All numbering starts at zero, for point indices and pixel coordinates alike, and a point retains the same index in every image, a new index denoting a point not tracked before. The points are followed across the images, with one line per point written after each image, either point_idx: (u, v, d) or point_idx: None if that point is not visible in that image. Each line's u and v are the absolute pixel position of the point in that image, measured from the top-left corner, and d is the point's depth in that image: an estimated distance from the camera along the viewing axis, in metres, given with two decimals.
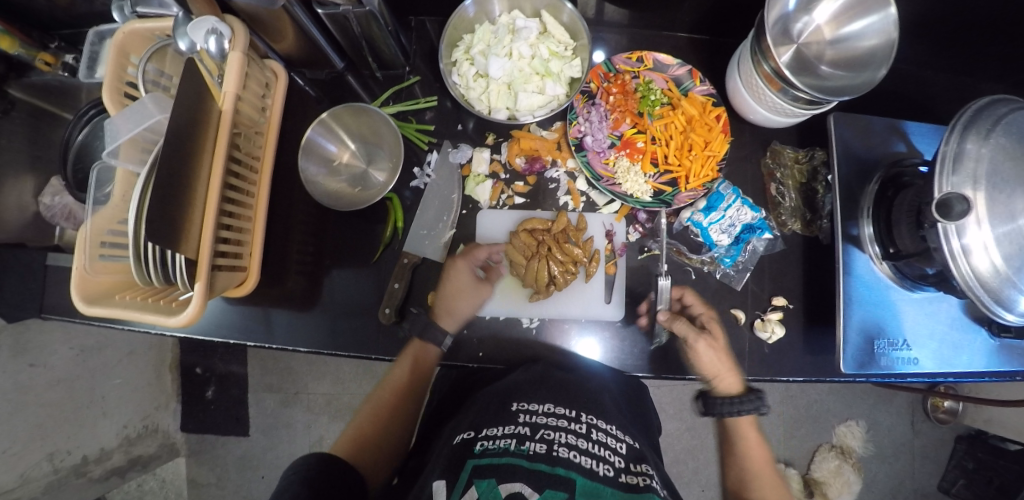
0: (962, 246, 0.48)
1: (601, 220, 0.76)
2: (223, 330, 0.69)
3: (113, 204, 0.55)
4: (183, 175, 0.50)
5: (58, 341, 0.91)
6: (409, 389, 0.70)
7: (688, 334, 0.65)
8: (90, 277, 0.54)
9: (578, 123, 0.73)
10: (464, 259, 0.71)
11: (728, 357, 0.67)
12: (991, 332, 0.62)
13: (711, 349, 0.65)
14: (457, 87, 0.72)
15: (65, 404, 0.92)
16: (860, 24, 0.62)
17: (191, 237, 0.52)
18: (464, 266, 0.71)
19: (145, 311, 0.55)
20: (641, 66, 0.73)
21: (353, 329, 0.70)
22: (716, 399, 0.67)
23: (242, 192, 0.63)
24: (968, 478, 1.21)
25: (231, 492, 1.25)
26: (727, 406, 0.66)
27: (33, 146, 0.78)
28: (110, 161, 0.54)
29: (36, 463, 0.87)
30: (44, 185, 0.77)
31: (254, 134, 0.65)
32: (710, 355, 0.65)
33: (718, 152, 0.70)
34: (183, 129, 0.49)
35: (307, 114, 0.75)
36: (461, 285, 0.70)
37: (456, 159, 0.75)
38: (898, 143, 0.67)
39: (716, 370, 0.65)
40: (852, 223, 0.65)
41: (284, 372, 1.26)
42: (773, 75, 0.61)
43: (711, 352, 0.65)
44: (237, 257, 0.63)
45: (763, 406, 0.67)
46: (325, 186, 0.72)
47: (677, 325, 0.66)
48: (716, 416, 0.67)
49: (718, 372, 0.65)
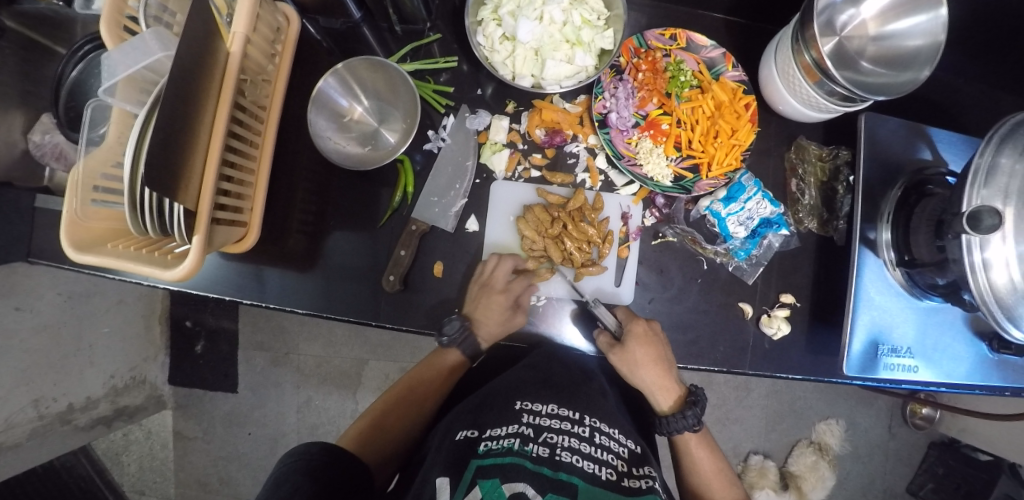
0: (982, 260, 0.48)
1: (618, 201, 0.74)
2: (217, 286, 0.67)
3: (107, 146, 0.52)
4: (187, 118, 0.46)
5: (45, 286, 0.87)
6: (438, 384, 0.70)
7: (604, 350, 0.67)
8: (81, 222, 0.51)
9: (603, 97, 0.70)
10: (503, 293, 0.67)
11: (664, 370, 0.66)
12: (990, 347, 0.63)
13: (633, 366, 0.64)
14: (481, 48, 0.68)
15: (52, 350, 0.88)
16: (907, 23, 0.59)
17: (191, 187, 0.48)
18: (502, 299, 0.67)
19: (138, 260, 0.52)
20: (673, 44, 0.70)
21: (352, 294, 0.68)
22: (663, 416, 0.67)
23: (246, 143, 0.59)
24: (936, 483, 1.28)
25: (217, 446, 1.25)
26: (667, 424, 0.66)
27: (26, 80, 0.70)
28: (105, 99, 0.49)
29: (21, 408, 0.85)
30: (35, 123, 0.70)
31: (260, 81, 0.61)
32: (634, 370, 0.65)
33: (744, 142, 0.68)
34: (189, 68, 0.45)
35: (319, 65, 0.71)
36: (495, 313, 0.67)
37: (473, 125, 0.72)
38: (924, 150, 0.65)
39: (646, 382, 0.66)
40: (870, 227, 0.64)
41: (276, 331, 1.24)
42: (813, 65, 0.58)
43: (629, 369, 0.65)
44: (237, 211, 0.60)
45: (697, 423, 0.65)
46: (335, 142, 0.69)
47: (600, 340, 0.68)
48: (671, 432, 0.66)
49: (652, 382, 0.66)
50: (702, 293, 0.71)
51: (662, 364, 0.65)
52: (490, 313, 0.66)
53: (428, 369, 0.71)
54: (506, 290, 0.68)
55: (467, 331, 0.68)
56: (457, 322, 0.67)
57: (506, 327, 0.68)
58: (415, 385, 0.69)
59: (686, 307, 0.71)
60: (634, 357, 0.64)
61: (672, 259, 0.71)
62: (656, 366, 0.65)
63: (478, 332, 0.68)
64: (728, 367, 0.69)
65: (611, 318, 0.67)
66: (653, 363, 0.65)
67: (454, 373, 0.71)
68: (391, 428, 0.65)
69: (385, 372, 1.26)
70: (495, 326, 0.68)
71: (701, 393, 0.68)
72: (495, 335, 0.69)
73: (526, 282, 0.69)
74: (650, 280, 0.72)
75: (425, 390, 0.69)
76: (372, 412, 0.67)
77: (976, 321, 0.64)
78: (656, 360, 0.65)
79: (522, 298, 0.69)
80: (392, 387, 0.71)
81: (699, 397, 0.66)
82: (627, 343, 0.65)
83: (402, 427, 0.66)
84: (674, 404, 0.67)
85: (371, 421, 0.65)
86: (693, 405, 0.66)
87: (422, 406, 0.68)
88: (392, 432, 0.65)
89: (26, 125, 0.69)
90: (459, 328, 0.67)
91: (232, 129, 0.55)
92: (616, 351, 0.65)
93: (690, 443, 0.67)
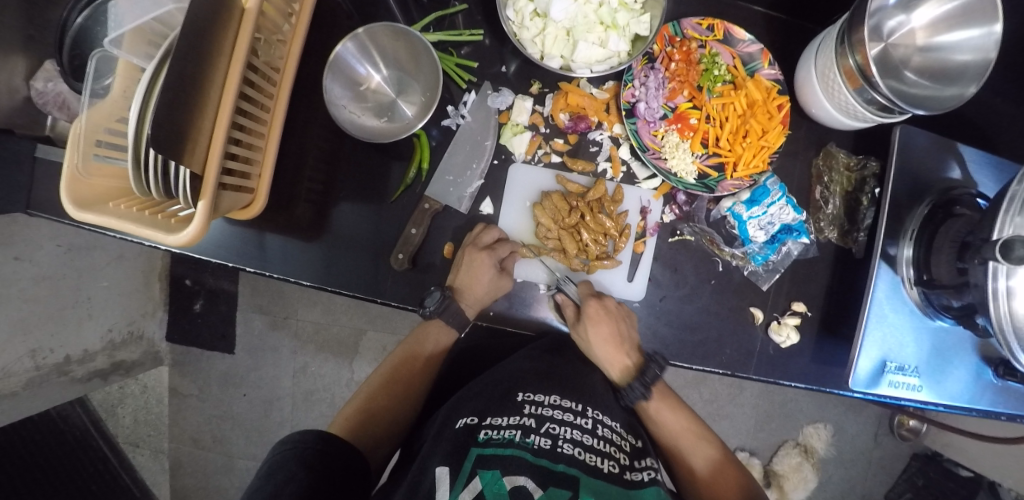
0: (1007, 288, 0.47)
1: (638, 195, 0.72)
2: (222, 252, 0.65)
3: (112, 100, 0.49)
4: (197, 77, 0.43)
5: (44, 236, 0.85)
6: (423, 365, 0.70)
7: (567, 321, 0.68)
8: (83, 178, 0.48)
9: (633, 86, 0.66)
10: (488, 253, 0.66)
11: (621, 347, 0.66)
12: (995, 373, 0.63)
13: (589, 343, 0.66)
14: (510, 24, 0.64)
15: (49, 302, 0.87)
16: (958, 35, 0.56)
17: (197, 150, 0.45)
18: (488, 259, 0.66)
19: (139, 222, 0.49)
20: (710, 35, 0.67)
21: (358, 269, 0.67)
22: (619, 386, 0.68)
23: (258, 106, 0.56)
24: (914, 492, 1.31)
25: (212, 405, 1.26)
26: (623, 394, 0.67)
27: (29, 25, 0.64)
28: (112, 51, 0.47)
29: (17, 357, 0.84)
30: (38, 69, 0.67)
31: (275, 42, 0.57)
32: (595, 343, 0.66)
33: (773, 144, 0.66)
34: (201, 22, 0.42)
35: (337, 28, 0.68)
36: (480, 276, 0.65)
37: (495, 104, 0.69)
38: (954, 168, 0.63)
39: (603, 357, 0.68)
40: (892, 243, 0.63)
41: (276, 295, 1.23)
42: (856, 71, 0.55)
43: (586, 344, 0.67)
44: (243, 176, 0.57)
45: (644, 393, 0.66)
46: (349, 111, 0.66)
47: (564, 310, 0.69)
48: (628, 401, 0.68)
49: (606, 358, 0.68)
50: (714, 295, 0.70)
51: (617, 341, 0.66)
52: (478, 274, 0.65)
53: (414, 348, 0.71)
54: (490, 250, 0.67)
55: (448, 302, 0.66)
56: (438, 292, 0.66)
57: (492, 290, 0.67)
58: (404, 365, 0.70)
59: (696, 308, 0.70)
60: (587, 335, 0.66)
61: (687, 258, 0.70)
62: (612, 343, 0.66)
63: (463, 300, 0.67)
64: (733, 370, 0.69)
65: (574, 288, 0.68)
66: (608, 340, 0.66)
67: (441, 351, 0.72)
68: (382, 410, 0.65)
69: (383, 345, 1.26)
70: (479, 290, 0.67)
71: (656, 360, 0.66)
72: (480, 300, 0.68)
73: (511, 245, 0.68)
74: (663, 278, 0.71)
75: (412, 369, 0.70)
76: (364, 393, 0.67)
77: (985, 347, 0.63)
78: (611, 338, 0.66)
79: (506, 262, 0.68)
80: (378, 369, 0.70)
81: (649, 368, 0.66)
82: (581, 323, 0.66)
83: (394, 411, 0.66)
84: (624, 374, 0.68)
85: (358, 405, 0.65)
86: (642, 375, 0.66)
87: (415, 383, 0.69)
88: (381, 417, 0.64)
89: (28, 70, 0.66)
90: (440, 299, 0.66)
91: (243, 90, 0.52)
92: (572, 324, 0.68)
93: (649, 412, 0.68)
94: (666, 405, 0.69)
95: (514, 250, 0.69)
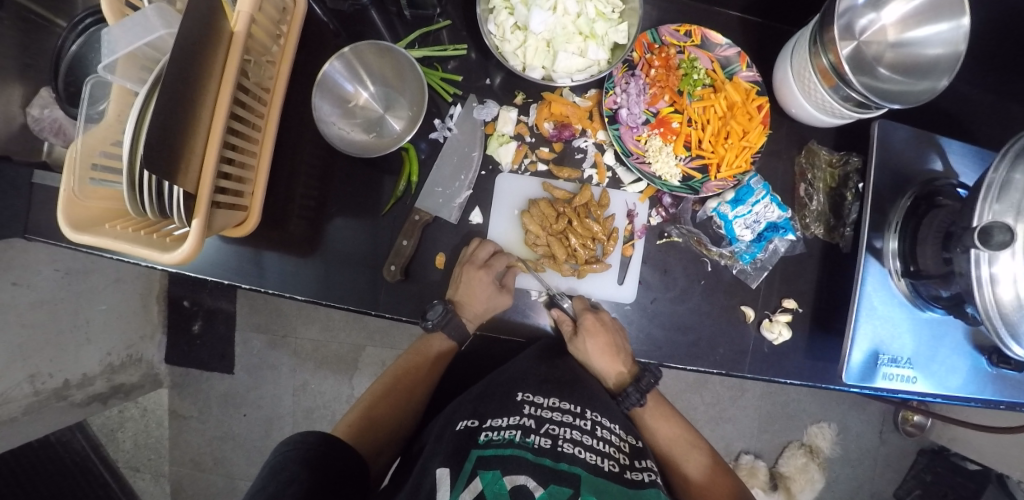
0: (990, 275, 0.47)
1: (624, 198, 0.74)
2: (218, 270, 0.66)
3: (106, 123, 0.51)
4: (188, 99, 0.45)
5: (42, 262, 0.87)
6: (425, 373, 0.70)
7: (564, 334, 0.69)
8: (81, 201, 0.49)
9: (614, 93, 0.68)
10: (486, 269, 0.67)
11: (617, 356, 0.67)
12: (990, 361, 0.63)
13: (587, 355, 0.67)
14: (492, 37, 0.66)
15: (48, 327, 0.88)
16: (927, 31, 0.58)
17: (190, 170, 0.46)
18: (486, 275, 0.67)
19: (137, 242, 0.51)
20: (688, 40, 0.68)
21: (351, 282, 0.68)
22: (616, 392, 0.69)
23: (248, 126, 0.58)
24: (923, 489, 1.30)
25: (212, 426, 1.26)
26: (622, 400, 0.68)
27: (25, 53, 0.67)
28: (105, 76, 0.48)
29: (17, 383, 0.85)
30: (34, 96, 0.68)
31: (265, 62, 0.59)
32: (593, 355, 0.67)
33: (754, 145, 0.67)
34: (191, 46, 0.44)
35: (324, 48, 0.70)
36: (479, 290, 0.66)
37: (480, 116, 0.71)
38: (935, 160, 0.65)
39: (601, 367, 0.68)
40: (877, 236, 0.64)
41: (274, 313, 1.24)
42: (830, 69, 0.57)
43: (583, 357, 0.68)
44: (237, 195, 0.58)
45: (640, 399, 0.67)
46: (339, 127, 0.68)
47: (561, 325, 0.70)
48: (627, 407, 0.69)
49: (604, 367, 0.68)
50: (705, 295, 0.70)
51: (613, 352, 0.67)
52: (477, 290, 0.66)
53: (416, 359, 0.71)
54: (488, 266, 0.68)
55: (451, 316, 0.67)
56: (440, 306, 0.66)
57: (492, 305, 0.68)
58: (405, 375, 0.70)
59: (687, 308, 0.70)
60: (585, 348, 0.66)
61: (676, 259, 0.71)
62: (608, 353, 0.66)
63: (463, 315, 0.69)
64: (727, 369, 0.69)
65: (569, 301, 0.69)
66: (605, 351, 0.66)
67: (442, 359, 0.72)
68: (385, 417, 0.65)
69: (382, 359, 1.26)
70: (478, 305, 0.68)
71: (651, 369, 0.69)
72: (480, 315, 0.69)
73: (506, 258, 0.69)
74: (653, 280, 0.71)
75: (415, 377, 0.70)
76: (366, 400, 0.67)
77: (977, 335, 0.63)
78: (607, 348, 0.66)
79: (506, 279, 0.69)
80: (381, 377, 0.71)
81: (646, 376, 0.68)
82: (577, 336, 0.67)
83: (395, 419, 0.66)
84: (620, 382, 0.69)
85: (361, 413, 0.65)
86: (638, 382, 0.68)
87: (417, 391, 0.69)
88: (384, 425, 0.65)
89: (25, 97, 0.68)
90: (443, 312, 0.66)
91: (234, 111, 0.54)
92: (570, 340, 0.68)
93: (645, 418, 0.69)
94: (658, 411, 0.70)
95: (510, 262, 0.70)
